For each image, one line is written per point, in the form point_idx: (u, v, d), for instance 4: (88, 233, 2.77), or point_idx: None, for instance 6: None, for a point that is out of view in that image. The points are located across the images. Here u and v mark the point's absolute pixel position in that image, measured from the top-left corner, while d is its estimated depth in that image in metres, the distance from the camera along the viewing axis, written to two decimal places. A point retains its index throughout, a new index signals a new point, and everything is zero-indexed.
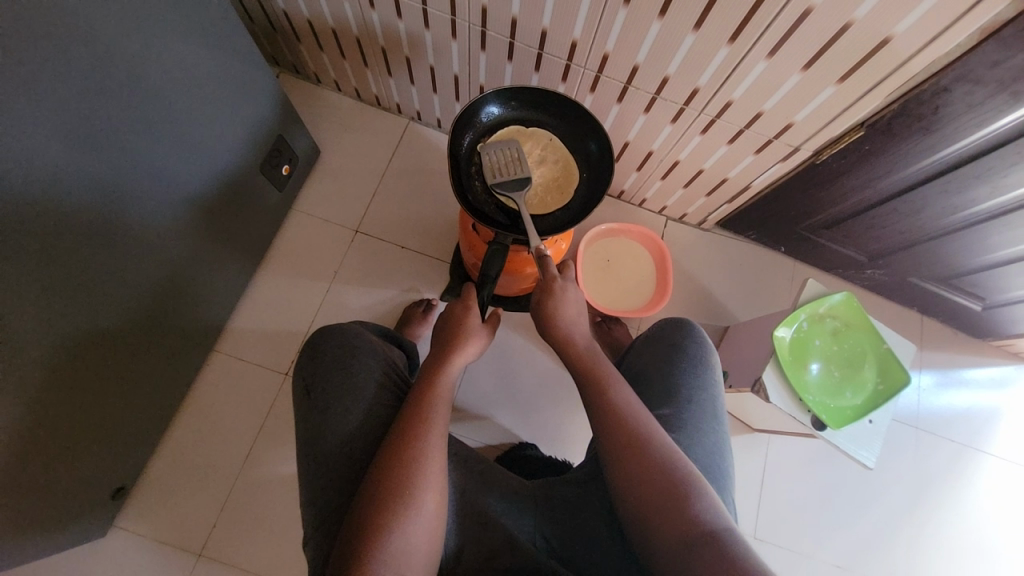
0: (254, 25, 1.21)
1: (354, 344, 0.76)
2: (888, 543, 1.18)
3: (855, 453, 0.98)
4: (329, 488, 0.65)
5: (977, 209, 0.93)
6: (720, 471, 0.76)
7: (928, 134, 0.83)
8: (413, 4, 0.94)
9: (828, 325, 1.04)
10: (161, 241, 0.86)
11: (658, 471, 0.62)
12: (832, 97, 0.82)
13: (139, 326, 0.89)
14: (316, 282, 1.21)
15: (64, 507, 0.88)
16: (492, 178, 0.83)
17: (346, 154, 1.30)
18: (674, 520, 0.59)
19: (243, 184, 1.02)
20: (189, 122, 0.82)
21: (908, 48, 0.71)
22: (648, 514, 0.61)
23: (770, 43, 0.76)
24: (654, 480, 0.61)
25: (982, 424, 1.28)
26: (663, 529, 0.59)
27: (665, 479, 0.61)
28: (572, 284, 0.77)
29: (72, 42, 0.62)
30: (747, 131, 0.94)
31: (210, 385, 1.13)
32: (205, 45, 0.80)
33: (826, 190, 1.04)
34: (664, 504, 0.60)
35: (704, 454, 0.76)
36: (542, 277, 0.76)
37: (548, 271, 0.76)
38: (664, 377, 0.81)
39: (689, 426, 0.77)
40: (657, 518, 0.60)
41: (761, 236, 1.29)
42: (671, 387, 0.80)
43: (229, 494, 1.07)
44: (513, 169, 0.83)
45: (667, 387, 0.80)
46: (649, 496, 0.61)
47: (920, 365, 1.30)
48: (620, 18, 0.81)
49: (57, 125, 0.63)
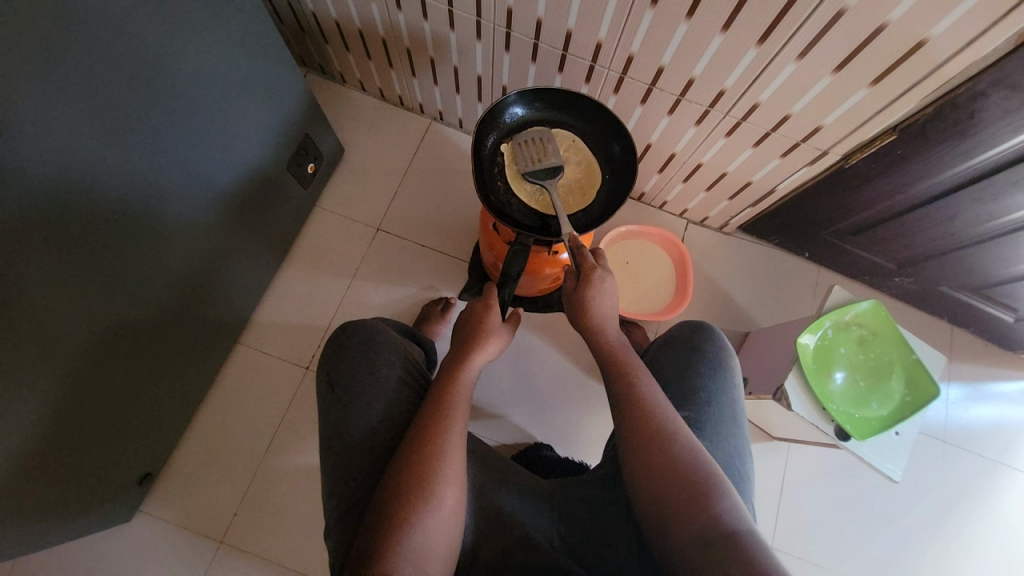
0: (283, 26, 1.23)
1: (377, 339, 0.78)
2: (912, 559, 1.15)
3: (880, 464, 0.96)
4: (350, 481, 0.66)
5: (1013, 217, 0.90)
6: (741, 475, 0.75)
7: (963, 139, 0.81)
8: (439, 5, 0.95)
9: (854, 333, 1.01)
10: (190, 234, 0.89)
11: (678, 474, 0.61)
12: (862, 100, 0.80)
13: (168, 317, 0.92)
14: (337, 278, 1.23)
15: (93, 490, 0.91)
16: (526, 167, 0.85)
17: (369, 153, 1.32)
18: (694, 521, 0.58)
19: (269, 181, 1.05)
20: (218, 120, 0.84)
21: (944, 52, 0.69)
22: (668, 516, 0.60)
23: (801, 44, 0.75)
24: (674, 482, 0.61)
25: (1013, 439, 1.23)
26: (683, 531, 0.59)
27: (685, 481, 0.61)
28: (611, 275, 0.74)
29: (110, 39, 0.64)
30: (773, 134, 0.93)
31: (234, 377, 1.16)
32: (237, 45, 0.82)
33: (853, 196, 1.01)
34: (684, 506, 0.59)
35: (724, 456, 0.75)
36: (579, 268, 0.74)
37: (583, 260, 0.74)
38: (683, 380, 0.81)
39: (709, 429, 0.76)
40: (676, 520, 0.60)
41: (784, 241, 1.27)
42: (690, 390, 0.79)
43: (250, 482, 1.10)
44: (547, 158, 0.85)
45: (686, 390, 0.79)
46: (669, 497, 0.61)
47: (949, 377, 1.26)
48: (647, 20, 0.81)
49: (93, 118, 0.66)
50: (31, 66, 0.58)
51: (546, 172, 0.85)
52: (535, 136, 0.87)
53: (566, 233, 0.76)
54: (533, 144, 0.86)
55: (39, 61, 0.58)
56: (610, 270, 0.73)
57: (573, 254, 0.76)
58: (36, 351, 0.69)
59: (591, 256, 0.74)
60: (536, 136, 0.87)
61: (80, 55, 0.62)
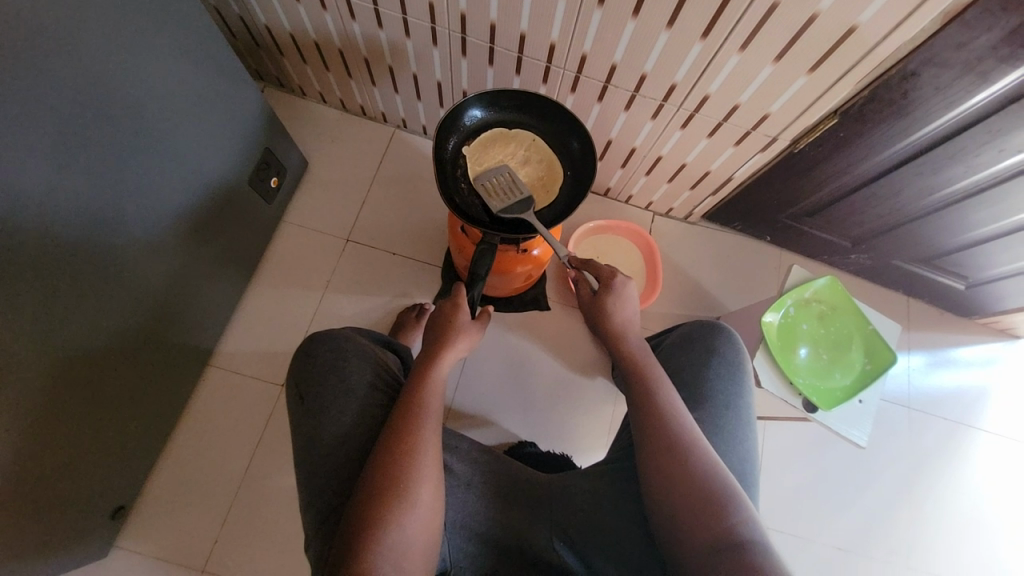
0: (236, 41, 1.22)
1: (344, 348, 0.78)
2: (889, 524, 1.20)
3: (848, 433, 1.01)
4: (326, 489, 0.65)
5: (953, 190, 0.96)
6: (752, 477, 0.78)
7: (901, 117, 0.85)
8: (393, 13, 0.96)
9: (814, 309, 1.05)
10: (151, 256, 0.87)
11: (673, 463, 0.64)
12: (804, 87, 0.84)
13: (133, 343, 0.89)
14: (309, 292, 1.22)
15: (63, 529, 0.87)
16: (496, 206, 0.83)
17: (334, 164, 1.31)
18: (703, 518, 0.60)
19: (231, 197, 1.03)
20: (172, 138, 0.83)
21: (875, 36, 0.73)
22: (676, 514, 0.62)
23: (742, 36, 0.79)
24: (673, 474, 0.64)
25: (972, 402, 1.30)
26: (690, 530, 0.60)
27: (676, 467, 0.64)
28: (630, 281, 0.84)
29: (54, 60, 0.63)
30: (725, 123, 0.97)
31: (208, 400, 1.13)
32: (189, 62, 0.81)
33: (807, 178, 1.06)
34: (685, 497, 0.62)
35: (737, 459, 0.77)
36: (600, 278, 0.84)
37: (600, 270, 0.84)
38: (701, 383, 0.82)
39: (725, 432, 0.78)
40: (688, 524, 0.61)
41: (747, 227, 1.31)
42: (705, 391, 0.81)
43: (230, 508, 1.07)
44: (515, 191, 0.84)
45: (702, 393, 0.81)
46: (671, 488, 0.63)
47: (910, 346, 1.32)
48: (596, 19, 0.83)
49: (40, 145, 0.64)
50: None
51: (519, 203, 0.83)
52: (493, 171, 0.86)
53: (566, 255, 0.84)
54: (499, 176, 0.86)
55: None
56: (629, 277, 0.82)
57: (587, 267, 0.86)
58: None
59: (604, 267, 0.84)
60: (497, 173, 0.86)
61: (22, 79, 0.60)
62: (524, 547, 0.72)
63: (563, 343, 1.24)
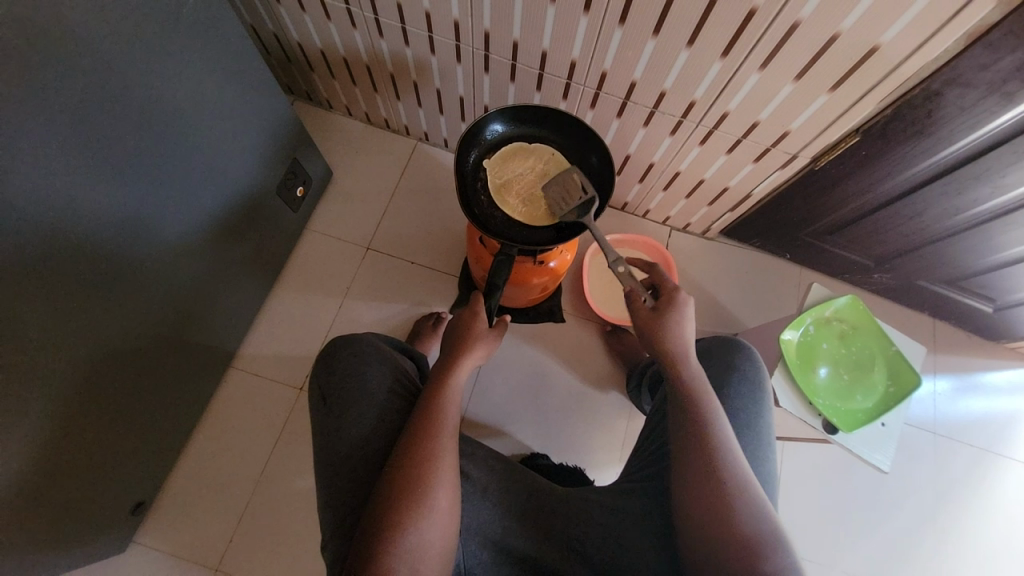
0: (270, 57, 1.27)
1: (365, 353, 0.79)
2: (913, 553, 1.15)
3: (870, 456, 0.99)
4: (345, 492, 0.66)
5: (981, 210, 0.94)
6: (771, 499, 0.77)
7: (925, 136, 0.84)
8: (419, 31, 0.99)
9: (835, 328, 1.04)
10: (180, 258, 0.90)
11: (702, 486, 0.64)
12: (824, 105, 0.84)
13: (158, 342, 0.92)
14: (328, 298, 1.24)
15: (83, 522, 0.89)
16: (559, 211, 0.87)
17: (358, 174, 1.35)
18: (734, 548, 0.60)
19: (259, 203, 1.07)
20: (204, 145, 0.86)
21: (898, 55, 0.73)
22: (699, 530, 0.63)
23: (761, 55, 0.79)
24: (704, 498, 0.64)
25: (1001, 429, 1.25)
26: (714, 548, 0.61)
27: (707, 491, 0.64)
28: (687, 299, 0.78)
29: (100, 74, 0.67)
30: (744, 140, 0.97)
31: (227, 401, 1.15)
32: (223, 75, 0.85)
33: (828, 196, 1.05)
34: (716, 524, 0.62)
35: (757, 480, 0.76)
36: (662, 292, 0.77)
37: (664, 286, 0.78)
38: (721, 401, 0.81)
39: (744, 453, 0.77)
40: (710, 541, 0.62)
41: (765, 244, 1.30)
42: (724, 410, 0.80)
43: (245, 508, 1.09)
44: (577, 193, 0.85)
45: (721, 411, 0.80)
46: (702, 514, 0.63)
47: (935, 369, 1.28)
48: (616, 38, 0.85)
49: (81, 151, 0.68)
50: (11, 101, 0.58)
51: (581, 206, 0.85)
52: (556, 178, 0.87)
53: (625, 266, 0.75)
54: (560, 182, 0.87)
55: (13, 93, 0.59)
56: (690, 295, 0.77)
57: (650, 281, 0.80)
58: (15, 387, 0.68)
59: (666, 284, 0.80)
60: (559, 180, 0.87)
61: (70, 88, 0.64)
62: (537, 560, 0.72)
63: (579, 355, 1.23)
